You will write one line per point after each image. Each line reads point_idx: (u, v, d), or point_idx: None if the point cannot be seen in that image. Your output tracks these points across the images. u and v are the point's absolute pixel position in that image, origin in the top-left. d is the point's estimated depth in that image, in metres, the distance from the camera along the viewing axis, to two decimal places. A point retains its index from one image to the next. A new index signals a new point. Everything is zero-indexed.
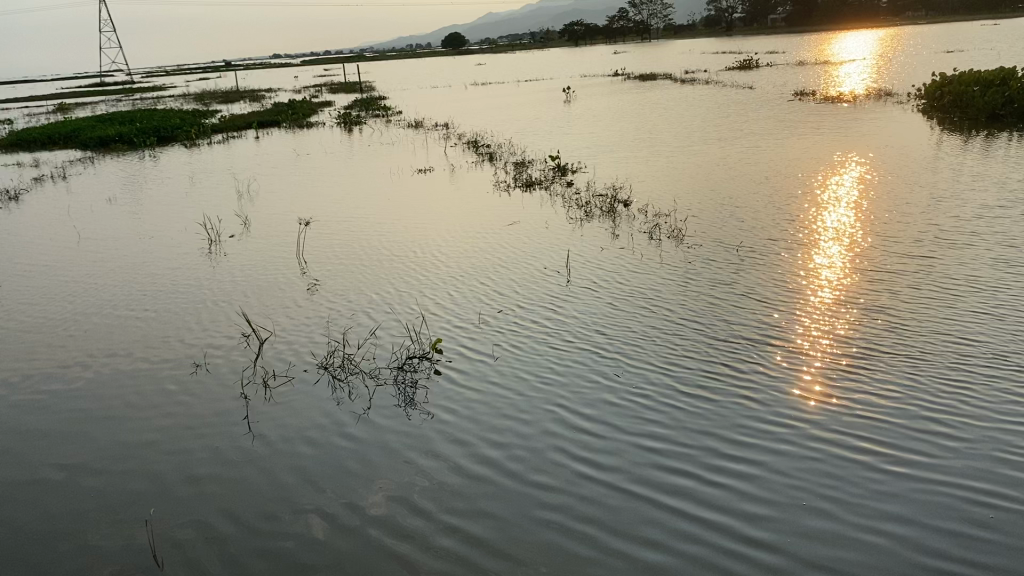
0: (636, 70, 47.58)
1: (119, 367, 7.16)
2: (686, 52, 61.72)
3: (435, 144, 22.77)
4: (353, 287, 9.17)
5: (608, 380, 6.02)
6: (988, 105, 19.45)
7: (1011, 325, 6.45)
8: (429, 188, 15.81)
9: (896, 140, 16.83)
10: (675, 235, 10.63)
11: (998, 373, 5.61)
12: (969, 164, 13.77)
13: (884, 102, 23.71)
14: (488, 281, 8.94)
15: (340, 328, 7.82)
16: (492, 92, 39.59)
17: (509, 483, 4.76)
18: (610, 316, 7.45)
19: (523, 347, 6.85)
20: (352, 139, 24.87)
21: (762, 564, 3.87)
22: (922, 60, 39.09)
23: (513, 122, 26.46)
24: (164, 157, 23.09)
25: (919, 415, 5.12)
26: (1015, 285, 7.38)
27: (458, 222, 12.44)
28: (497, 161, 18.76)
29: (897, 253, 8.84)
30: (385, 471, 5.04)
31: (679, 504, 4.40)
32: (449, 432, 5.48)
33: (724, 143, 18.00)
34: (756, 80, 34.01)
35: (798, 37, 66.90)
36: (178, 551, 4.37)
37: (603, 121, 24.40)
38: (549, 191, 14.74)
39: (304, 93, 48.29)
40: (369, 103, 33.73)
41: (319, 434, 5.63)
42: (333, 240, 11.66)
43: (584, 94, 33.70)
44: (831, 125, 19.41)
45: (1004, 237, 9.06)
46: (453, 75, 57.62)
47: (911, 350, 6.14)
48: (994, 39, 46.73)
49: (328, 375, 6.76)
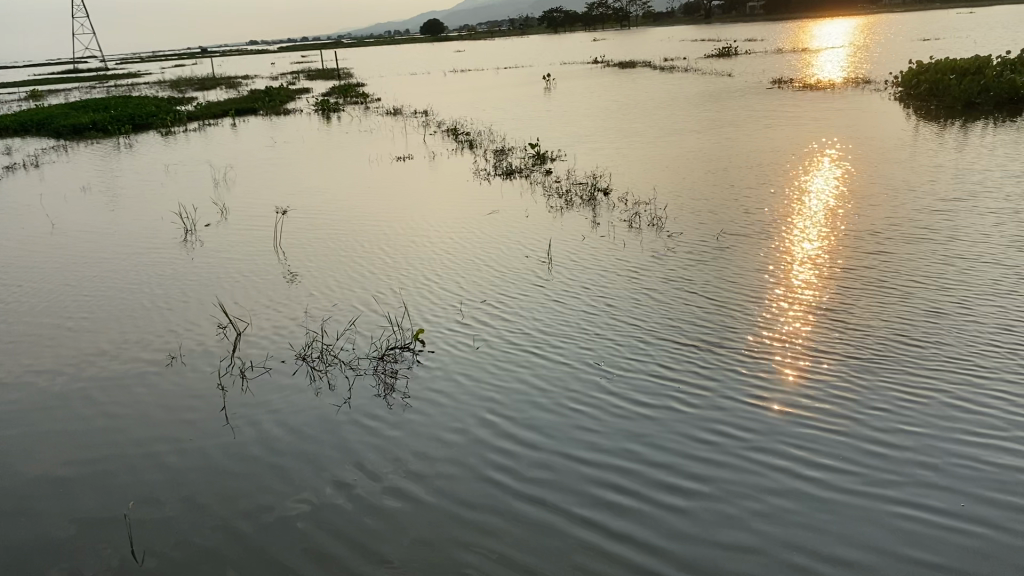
0: (615, 56, 47.53)
1: (95, 359, 7.10)
2: (665, 39, 61.76)
3: (415, 131, 22.70)
4: (333, 277, 9.15)
5: (582, 377, 6.02)
6: (964, 93, 19.67)
7: (979, 322, 6.55)
8: (409, 175, 15.78)
9: (873, 129, 16.99)
10: (654, 224, 10.69)
11: (968, 366, 5.74)
12: (944, 154, 13.95)
13: (862, 89, 23.91)
14: (468, 271, 8.96)
15: (317, 320, 7.76)
16: (471, 79, 39.49)
17: (481, 482, 4.75)
18: (590, 308, 7.52)
19: (500, 341, 6.84)
20: (331, 127, 24.72)
21: (727, 563, 3.92)
22: (899, 48, 39.39)
23: (493, 109, 26.42)
24: (139, 144, 22.82)
25: (887, 412, 5.20)
26: (986, 280, 7.53)
27: (439, 210, 12.43)
28: (477, 148, 18.75)
29: (871, 247, 8.91)
30: (365, 463, 5.08)
31: (656, 493, 4.49)
32: (430, 424, 5.52)
33: (704, 131, 18.09)
34: (736, 67, 34.15)
35: (776, 25, 67.16)
36: (158, 545, 4.38)
37: (583, 108, 24.42)
38: (528, 180, 14.72)
39: (281, 79, 47.83)
40: (348, 89, 33.48)
41: (291, 431, 5.59)
42: (313, 229, 11.60)
43: (565, 82, 33.65)
44: (810, 114, 19.55)
45: (976, 230, 9.23)
46: (431, 60, 57.36)
47: (882, 345, 6.22)
48: (969, 28, 47.20)
49: (306, 365, 6.75)
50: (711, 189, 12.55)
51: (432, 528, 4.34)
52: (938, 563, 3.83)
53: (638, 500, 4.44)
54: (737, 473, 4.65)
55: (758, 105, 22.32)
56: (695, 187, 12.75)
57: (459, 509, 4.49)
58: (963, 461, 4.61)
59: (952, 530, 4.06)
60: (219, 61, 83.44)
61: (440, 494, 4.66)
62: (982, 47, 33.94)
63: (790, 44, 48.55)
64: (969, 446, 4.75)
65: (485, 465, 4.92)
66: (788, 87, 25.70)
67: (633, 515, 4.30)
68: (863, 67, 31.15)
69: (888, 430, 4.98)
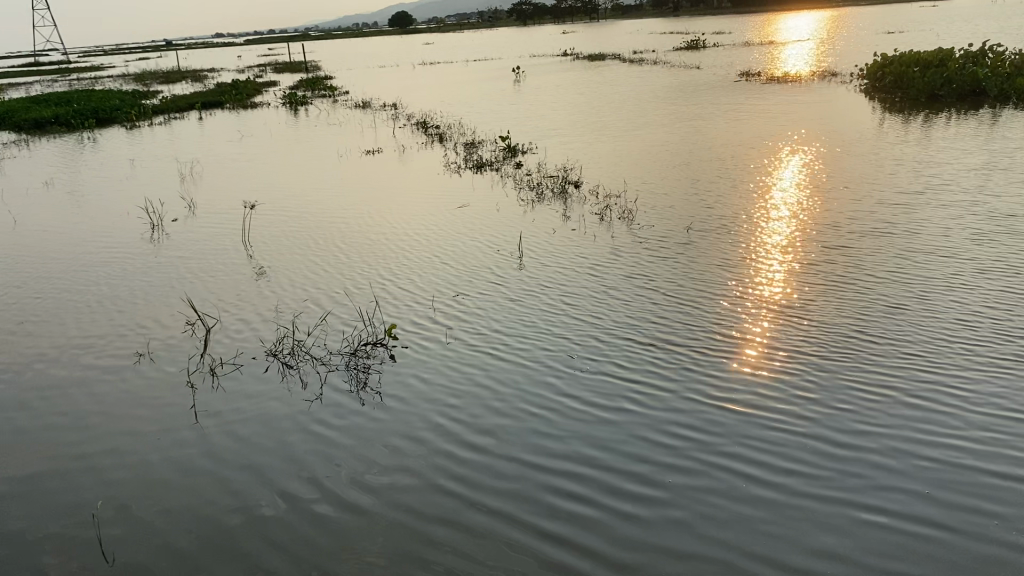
0: (584, 49, 47.57)
1: (62, 358, 7.00)
2: (632, 32, 61.93)
3: (384, 124, 22.57)
4: (304, 272, 9.09)
5: (551, 372, 6.02)
6: (927, 85, 19.96)
7: (942, 315, 6.69)
8: (379, 169, 15.70)
9: (839, 121, 17.21)
10: (625, 217, 10.75)
11: (932, 358, 5.87)
12: (908, 146, 14.16)
13: (827, 82, 24.18)
14: (440, 265, 8.95)
15: (288, 316, 7.70)
16: (440, 71, 39.32)
17: (447, 482, 4.72)
18: (563, 302, 7.56)
19: (471, 337, 6.82)
20: (299, 120, 24.51)
21: (699, 553, 3.98)
22: (864, 40, 39.82)
23: (463, 102, 26.36)
24: (103, 138, 22.45)
25: (854, 403, 5.29)
26: (949, 273, 7.69)
27: (410, 204, 12.39)
28: (447, 141, 18.71)
29: (837, 240, 9.04)
30: (340, 459, 5.07)
31: (629, 487, 4.54)
32: (403, 419, 5.53)
33: (672, 124, 18.20)
34: (704, 59, 34.33)
35: (742, 17, 67.60)
36: (129, 545, 4.34)
37: (553, 101, 24.44)
38: (498, 173, 14.71)
39: (248, 72, 47.27)
40: (315, 82, 33.21)
41: (258, 430, 5.53)
42: (283, 223, 11.51)
43: (534, 74, 33.63)
44: (777, 107, 19.75)
45: (940, 222, 9.40)
46: (399, 53, 57.01)
47: (848, 338, 6.33)
48: (931, 20, 47.84)
49: (277, 361, 6.70)
50: (680, 182, 12.62)
51: (396, 530, 4.29)
52: (900, 555, 3.88)
53: (604, 500, 4.44)
54: (704, 468, 4.68)
55: (726, 98, 22.50)
56: (664, 180, 12.81)
57: (425, 510, 4.46)
58: (928, 452, 4.69)
59: (918, 516, 4.16)
60: (184, 54, 82.29)
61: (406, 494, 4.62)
62: (946, 40, 34.47)
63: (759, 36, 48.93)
64: (933, 437, 4.84)
65: (452, 465, 4.89)
66: (756, 80, 25.91)
67: (599, 514, 4.29)
68: (830, 60, 31.52)
69: (855, 423, 5.05)
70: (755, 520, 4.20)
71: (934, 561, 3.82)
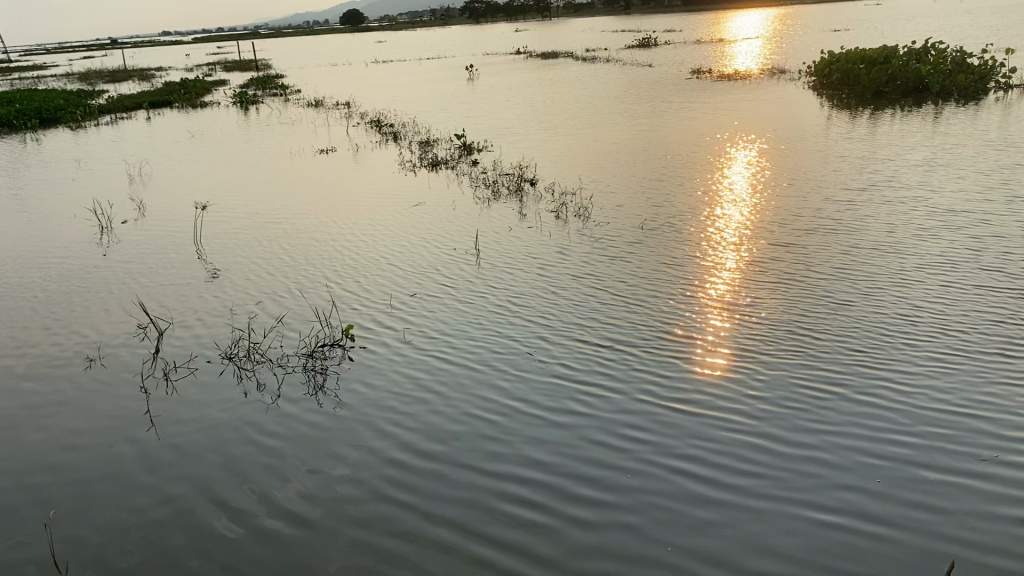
0: (538, 47, 47.67)
1: (9, 364, 6.82)
2: (584, 31, 62.23)
3: (338, 123, 22.37)
4: (258, 274, 8.97)
5: (510, 376, 6.01)
6: (873, 83, 20.38)
7: (891, 311, 6.85)
8: (333, 168, 15.56)
9: (788, 119, 17.48)
10: (581, 215, 10.80)
11: (881, 356, 6.01)
12: (855, 143, 14.45)
13: (776, 80, 24.55)
14: (397, 266, 8.90)
15: (242, 318, 7.58)
16: (393, 70, 39.05)
17: (402, 490, 4.67)
18: (521, 303, 7.57)
19: (428, 339, 6.78)
20: (251, 119, 24.17)
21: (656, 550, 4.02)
22: (811, 37, 40.49)
23: (417, 100, 26.24)
24: (47, 139, 21.87)
25: (808, 400, 5.39)
26: (897, 270, 7.87)
27: (365, 203, 12.29)
28: (402, 140, 18.61)
29: (789, 237, 9.19)
30: (298, 463, 5.02)
31: (588, 487, 4.57)
32: (363, 421, 5.50)
33: (626, 122, 18.33)
34: (656, 58, 34.61)
35: (694, 14, 68.32)
36: (82, 555, 4.25)
37: (508, 99, 24.43)
38: (454, 171, 14.66)
39: (197, 70, 46.48)
40: (266, 80, 32.79)
41: (212, 438, 5.43)
42: (236, 224, 11.33)
43: (489, 72, 33.62)
44: (728, 104, 19.99)
45: (887, 219, 9.61)
46: (352, 51, 56.55)
47: (802, 336, 6.45)
48: (876, 18, 48.84)
49: (232, 365, 6.60)
50: (635, 179, 12.70)
51: (354, 537, 4.26)
52: (851, 547, 3.96)
53: (564, 499, 4.46)
54: (661, 466, 4.73)
55: (679, 96, 22.71)
56: (619, 178, 12.88)
57: (379, 518, 4.40)
58: (877, 446, 4.81)
59: (867, 508, 4.25)
60: (130, 52, 80.60)
61: (360, 502, 4.56)
62: (891, 38, 35.22)
63: (711, 34, 49.50)
64: (881, 431, 4.96)
65: (408, 472, 4.85)
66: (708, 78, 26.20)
67: (553, 519, 4.28)
68: (780, 58, 32.03)
69: (808, 419, 5.15)
70: (709, 519, 4.22)
71: (881, 558, 3.88)
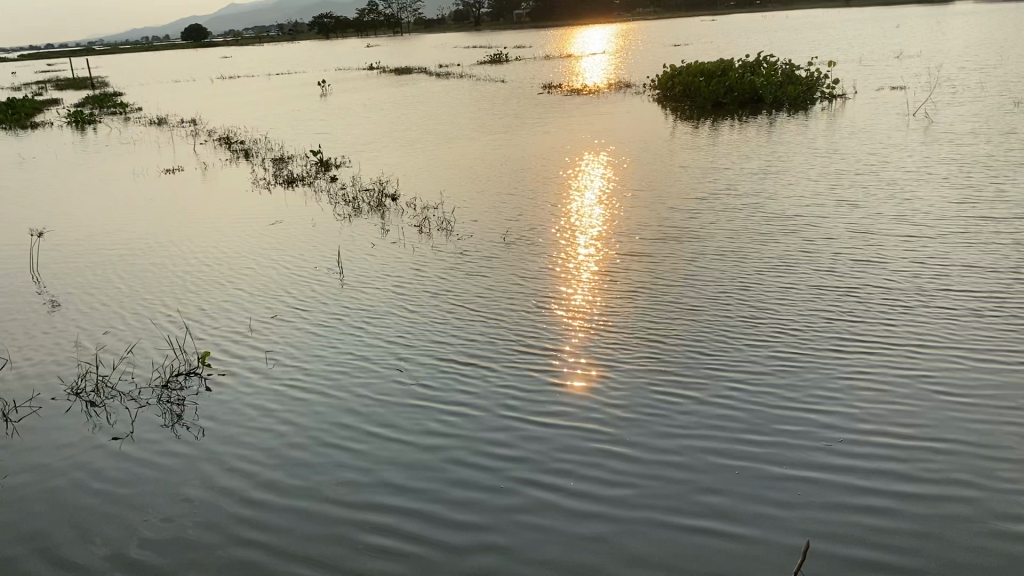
0: (392, 62, 47.49)
1: None
2: (438, 45, 62.54)
3: (186, 142, 21.48)
4: (104, 303, 8.46)
5: (375, 399, 5.89)
6: (713, 95, 21.46)
7: (742, 316, 7.20)
8: (182, 188, 14.91)
9: (638, 130, 18.14)
10: (444, 229, 10.78)
11: (735, 359, 6.29)
12: (700, 152, 15.15)
13: (625, 93, 25.44)
14: (256, 290, 8.61)
15: (88, 351, 7.11)
16: (243, 85, 37.89)
17: (263, 528, 4.46)
18: (386, 323, 7.46)
19: (291, 366, 6.57)
20: (91, 139, 22.86)
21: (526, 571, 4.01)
22: (656, 52, 42.25)
23: (269, 117, 25.56)
24: None
25: (669, 407, 5.58)
26: (746, 275, 8.28)
27: (219, 224, 11.83)
28: (255, 157, 18.06)
29: (646, 246, 9.51)
30: (151, 507, 4.73)
31: (456, 510, 4.52)
32: (221, 457, 5.25)
33: (484, 136, 18.51)
34: (511, 72, 35.19)
35: (544, 29, 69.90)
36: None
37: (365, 114, 24.20)
38: (312, 188, 14.35)
39: (26, 86, 43.57)
40: (103, 98, 31.05)
41: (54, 484, 5.04)
42: (76, 251, 10.65)
43: (344, 88, 33.22)
44: (581, 117, 20.54)
45: (734, 226, 10.11)
46: (197, 66, 54.53)
47: (661, 344, 6.67)
48: (713, 34, 51.51)
49: (77, 400, 6.18)
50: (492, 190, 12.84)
51: None
52: (713, 550, 4.09)
53: (433, 526, 4.39)
54: (530, 484, 4.75)
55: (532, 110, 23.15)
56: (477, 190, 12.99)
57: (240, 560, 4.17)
58: (734, 449, 5.01)
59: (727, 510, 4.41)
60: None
61: (217, 546, 4.34)
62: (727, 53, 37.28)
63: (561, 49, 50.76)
64: (736, 434, 5.18)
65: (271, 508, 4.63)
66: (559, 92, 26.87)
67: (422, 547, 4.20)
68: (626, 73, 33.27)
69: (669, 426, 5.31)
70: (581, 536, 4.25)
71: (740, 559, 4.01)
